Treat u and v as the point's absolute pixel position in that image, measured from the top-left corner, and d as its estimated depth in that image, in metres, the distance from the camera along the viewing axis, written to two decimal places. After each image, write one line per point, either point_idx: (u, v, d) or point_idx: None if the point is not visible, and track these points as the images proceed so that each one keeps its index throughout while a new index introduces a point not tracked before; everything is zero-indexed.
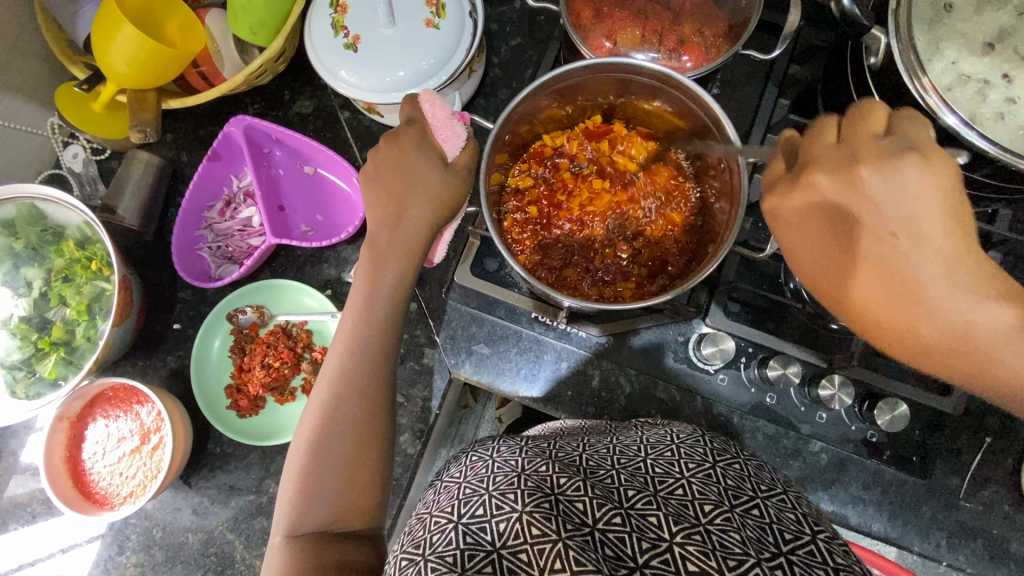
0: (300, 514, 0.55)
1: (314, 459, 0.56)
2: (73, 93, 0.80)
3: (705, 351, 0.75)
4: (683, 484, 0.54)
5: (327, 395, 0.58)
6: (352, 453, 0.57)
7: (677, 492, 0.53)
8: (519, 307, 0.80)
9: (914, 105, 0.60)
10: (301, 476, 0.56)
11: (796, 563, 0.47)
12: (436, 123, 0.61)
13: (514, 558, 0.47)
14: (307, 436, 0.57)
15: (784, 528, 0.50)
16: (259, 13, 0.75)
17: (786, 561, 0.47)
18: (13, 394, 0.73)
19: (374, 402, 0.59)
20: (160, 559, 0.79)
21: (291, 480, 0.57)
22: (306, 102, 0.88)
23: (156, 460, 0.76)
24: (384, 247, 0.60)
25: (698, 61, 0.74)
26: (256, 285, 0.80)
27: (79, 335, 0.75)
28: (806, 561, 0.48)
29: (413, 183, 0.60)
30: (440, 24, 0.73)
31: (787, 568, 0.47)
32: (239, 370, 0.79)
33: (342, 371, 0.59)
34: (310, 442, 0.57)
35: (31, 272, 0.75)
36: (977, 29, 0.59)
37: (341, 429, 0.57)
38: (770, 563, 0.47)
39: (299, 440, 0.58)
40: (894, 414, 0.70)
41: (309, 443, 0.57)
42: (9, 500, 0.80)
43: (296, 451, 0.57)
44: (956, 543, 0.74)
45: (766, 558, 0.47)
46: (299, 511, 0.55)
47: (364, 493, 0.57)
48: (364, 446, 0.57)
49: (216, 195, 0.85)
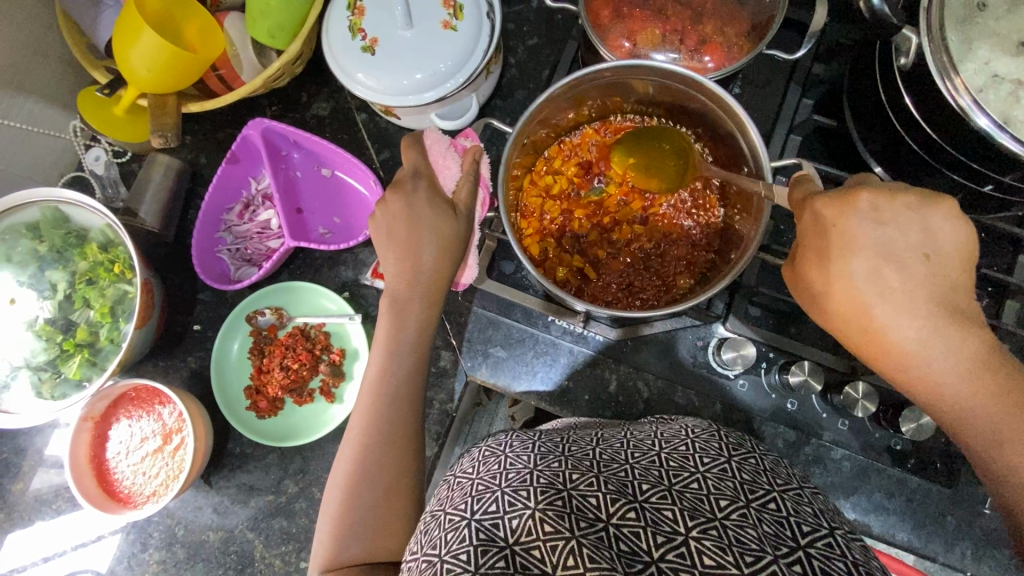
0: (337, 548, 0.55)
1: (348, 497, 0.57)
2: (96, 98, 0.80)
3: (726, 356, 0.74)
4: (699, 478, 0.54)
5: (358, 441, 0.59)
6: (384, 488, 0.58)
7: (692, 486, 0.53)
8: (536, 311, 0.80)
9: (944, 107, 0.58)
10: (338, 518, 0.56)
11: (815, 556, 0.46)
12: (436, 157, 0.68)
13: (528, 554, 0.46)
14: (342, 480, 0.58)
15: (802, 520, 0.50)
16: (278, 16, 0.75)
17: (804, 555, 0.47)
18: (40, 395, 0.75)
19: (404, 442, 0.60)
20: (182, 557, 0.80)
21: (327, 520, 0.57)
22: (323, 104, 0.88)
23: (178, 460, 0.77)
24: (405, 297, 0.64)
25: (720, 61, 0.72)
26: (277, 287, 0.81)
27: (103, 337, 0.76)
28: (825, 554, 0.47)
29: (428, 236, 0.64)
30: (458, 26, 0.72)
31: (805, 564, 0.46)
32: (259, 372, 0.81)
33: (371, 414, 0.61)
34: (346, 482, 0.58)
35: (55, 275, 0.76)
36: (1011, 28, 0.58)
37: (376, 466, 0.58)
38: (787, 559, 0.46)
39: (334, 487, 0.59)
40: (920, 423, 0.68)
41: (344, 485, 0.58)
42: (35, 495, 0.82)
43: (332, 496, 0.58)
44: (980, 553, 0.73)
45: (782, 555, 0.46)
46: (337, 546, 0.55)
47: (398, 528, 0.57)
48: (398, 482, 0.58)
49: (234, 198, 0.85)
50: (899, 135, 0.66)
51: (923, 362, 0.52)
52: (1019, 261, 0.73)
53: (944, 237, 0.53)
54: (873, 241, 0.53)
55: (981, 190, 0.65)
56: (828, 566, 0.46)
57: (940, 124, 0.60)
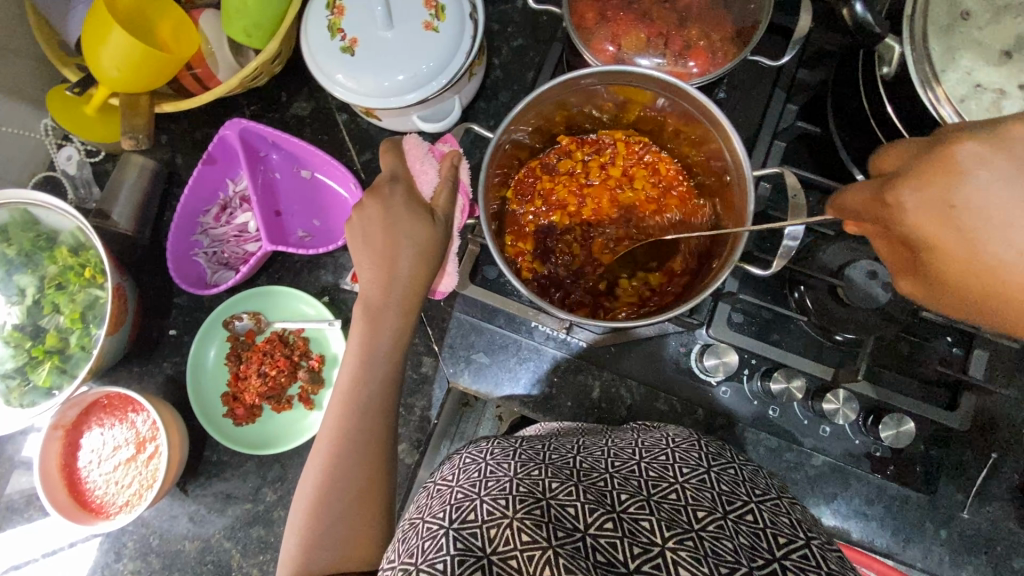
0: (305, 561, 0.53)
1: (318, 506, 0.56)
2: (65, 96, 0.77)
3: (708, 363, 0.74)
4: (678, 488, 0.53)
5: (329, 450, 0.58)
6: (356, 501, 0.56)
7: (670, 497, 0.52)
8: (519, 316, 0.79)
9: (927, 117, 0.58)
10: (307, 528, 0.55)
11: (790, 569, 0.46)
12: (414, 160, 0.68)
13: (504, 564, 0.46)
14: (313, 488, 0.57)
15: (778, 532, 0.49)
16: (254, 16, 0.73)
17: (779, 568, 0.46)
18: (8, 403, 0.73)
19: (376, 452, 0.59)
20: (157, 567, 0.78)
21: (295, 531, 0.56)
22: (303, 104, 0.86)
23: (152, 469, 0.75)
24: (382, 303, 0.62)
25: (705, 67, 0.71)
26: (252, 291, 0.79)
27: (73, 343, 0.74)
28: (799, 566, 0.46)
29: (405, 242, 0.63)
30: (440, 27, 0.71)
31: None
32: (236, 378, 0.79)
33: (346, 423, 0.59)
34: (315, 492, 0.56)
35: (24, 279, 0.74)
36: (993, 37, 0.57)
37: (348, 477, 0.57)
38: (762, 571, 0.45)
39: (302, 496, 0.57)
40: (899, 430, 0.69)
41: (314, 495, 0.56)
42: (5, 504, 0.79)
43: (301, 503, 0.57)
44: (958, 559, 0.73)
45: (758, 567, 0.46)
46: (304, 558, 0.54)
47: (368, 542, 0.56)
48: (370, 494, 0.57)
49: (211, 200, 0.83)
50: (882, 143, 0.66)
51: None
52: None
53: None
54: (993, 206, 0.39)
55: None
56: None
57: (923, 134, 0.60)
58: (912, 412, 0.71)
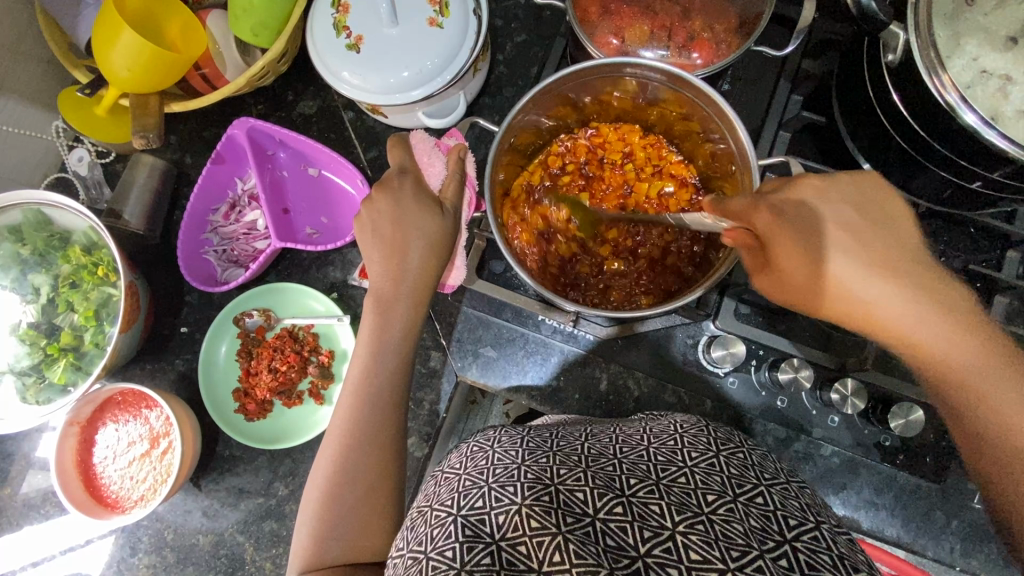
0: (318, 549, 0.54)
1: (328, 497, 0.56)
2: (77, 98, 0.79)
3: (716, 354, 0.74)
4: (687, 472, 0.53)
5: (339, 441, 0.59)
6: (365, 492, 0.57)
7: (679, 480, 0.52)
8: (526, 310, 0.79)
9: (932, 105, 0.58)
10: (317, 518, 0.56)
11: (801, 549, 0.46)
12: (421, 152, 0.71)
13: (514, 550, 0.46)
14: (323, 478, 0.58)
15: (789, 515, 0.49)
16: (261, 15, 0.74)
17: (791, 549, 0.46)
18: (25, 400, 0.74)
19: (386, 445, 0.60)
20: (171, 561, 0.79)
21: (306, 521, 0.56)
22: (310, 103, 0.87)
23: (165, 464, 0.76)
24: (389, 296, 0.63)
25: (708, 59, 0.71)
26: (262, 288, 0.80)
27: (87, 340, 0.76)
28: (811, 547, 0.47)
29: (413, 235, 0.63)
30: (444, 23, 0.71)
31: (791, 557, 0.46)
32: (248, 374, 0.80)
33: (355, 412, 0.60)
34: (327, 481, 0.57)
35: (38, 278, 0.75)
36: (1000, 23, 0.57)
37: (357, 470, 0.58)
38: (773, 553, 0.46)
39: (313, 489, 0.58)
40: (908, 419, 0.68)
41: (326, 486, 0.57)
42: (22, 500, 0.81)
43: (312, 493, 0.58)
44: (969, 547, 0.73)
45: (769, 550, 0.46)
46: (316, 548, 0.54)
47: (377, 531, 0.57)
48: (380, 481, 0.58)
49: (221, 198, 0.84)
50: (888, 131, 0.66)
51: (906, 328, 0.52)
52: (1007, 256, 0.72)
53: (888, 206, 0.55)
54: (823, 227, 0.54)
55: (969, 187, 0.64)
56: (815, 559, 0.46)
57: (927, 122, 0.60)
58: (918, 401, 0.71)
